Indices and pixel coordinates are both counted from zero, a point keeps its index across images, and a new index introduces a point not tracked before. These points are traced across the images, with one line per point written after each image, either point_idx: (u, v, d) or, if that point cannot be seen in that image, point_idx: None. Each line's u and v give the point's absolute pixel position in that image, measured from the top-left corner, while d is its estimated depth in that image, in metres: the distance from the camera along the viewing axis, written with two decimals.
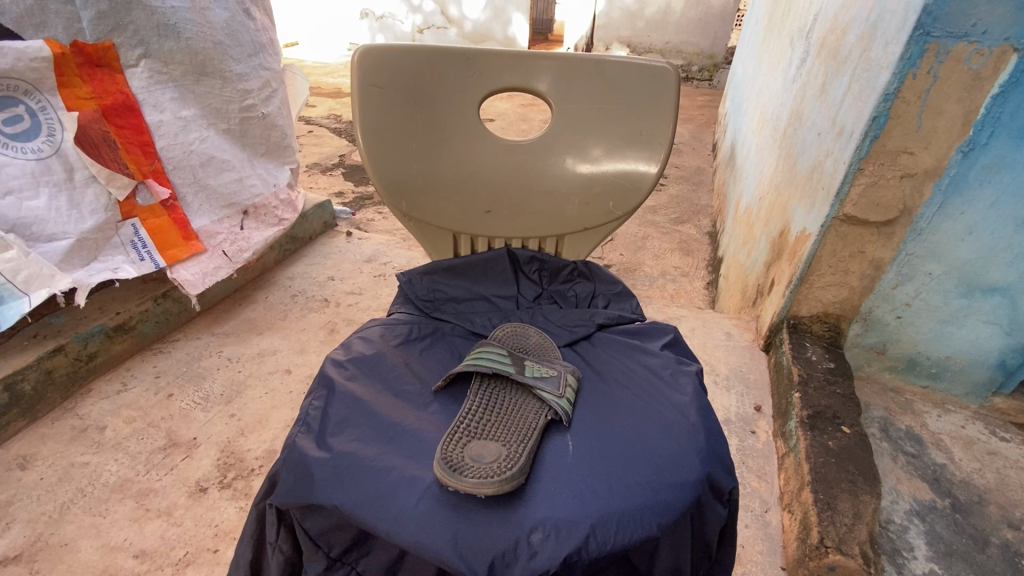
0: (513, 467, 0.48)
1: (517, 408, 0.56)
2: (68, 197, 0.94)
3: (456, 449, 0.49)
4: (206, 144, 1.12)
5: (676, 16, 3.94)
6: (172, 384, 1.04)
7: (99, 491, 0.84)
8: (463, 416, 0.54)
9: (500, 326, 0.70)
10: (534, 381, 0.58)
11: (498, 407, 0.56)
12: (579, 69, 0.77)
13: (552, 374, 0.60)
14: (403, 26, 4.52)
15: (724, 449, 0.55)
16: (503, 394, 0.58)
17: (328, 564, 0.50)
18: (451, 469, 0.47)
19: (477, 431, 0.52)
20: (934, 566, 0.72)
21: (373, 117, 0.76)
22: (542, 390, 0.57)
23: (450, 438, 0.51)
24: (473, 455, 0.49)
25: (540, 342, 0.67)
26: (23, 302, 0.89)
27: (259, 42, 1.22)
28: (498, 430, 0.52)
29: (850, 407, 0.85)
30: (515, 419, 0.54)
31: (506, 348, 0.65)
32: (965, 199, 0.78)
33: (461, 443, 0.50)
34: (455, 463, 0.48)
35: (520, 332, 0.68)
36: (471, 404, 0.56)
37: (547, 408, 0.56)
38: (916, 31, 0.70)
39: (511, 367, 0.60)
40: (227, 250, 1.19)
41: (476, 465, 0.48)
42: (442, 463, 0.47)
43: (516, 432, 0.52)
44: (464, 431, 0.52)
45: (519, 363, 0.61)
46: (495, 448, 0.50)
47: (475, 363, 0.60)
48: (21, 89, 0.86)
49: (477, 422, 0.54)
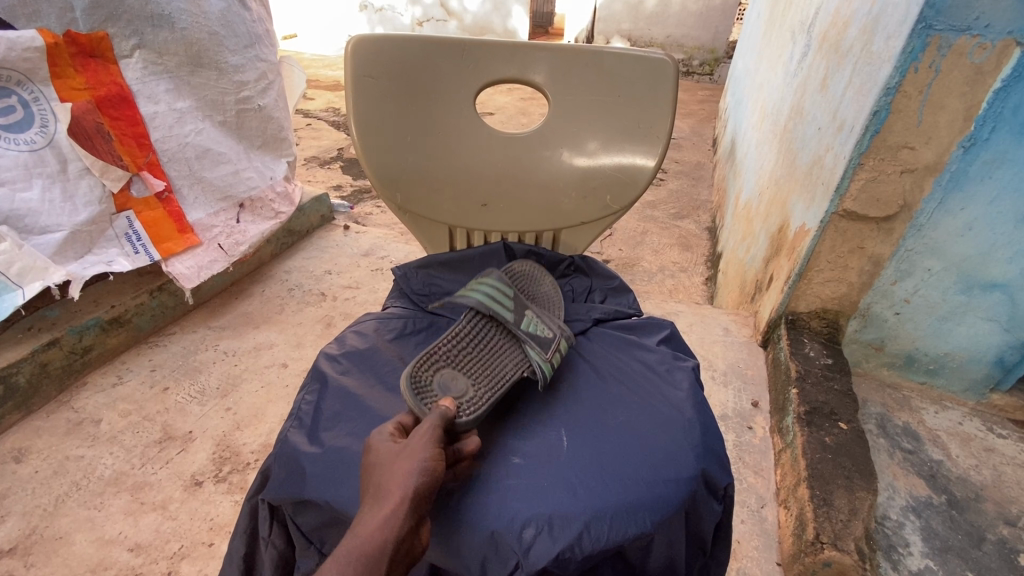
0: (470, 413, 0.50)
1: (504, 353, 0.57)
2: (62, 188, 0.93)
3: (427, 372, 0.52)
4: (201, 136, 1.10)
5: (675, 9, 3.91)
6: (168, 377, 1.04)
7: (94, 484, 0.84)
8: (445, 338, 0.56)
9: (518, 260, 0.70)
10: (527, 337, 0.59)
11: (482, 342, 0.58)
12: (577, 60, 0.76)
13: (546, 336, 0.60)
14: (402, 18, 4.48)
15: (719, 445, 0.55)
16: (491, 331, 0.59)
17: (320, 561, 0.50)
18: (414, 392, 0.50)
19: (455, 360, 0.55)
20: (929, 562, 0.72)
21: (369, 108, 0.75)
22: (534, 346, 0.58)
23: (424, 357, 0.54)
24: (439, 384, 0.52)
25: (546, 301, 0.68)
26: (18, 295, 0.88)
27: (255, 32, 1.20)
28: (472, 366, 0.55)
29: (847, 403, 0.85)
30: (495, 361, 0.56)
31: (514, 289, 0.65)
32: (965, 194, 0.77)
33: (430, 367, 0.53)
34: (419, 385, 0.51)
35: (534, 280, 0.69)
36: (459, 329, 0.58)
37: (531, 365, 0.57)
38: (918, 23, 0.69)
39: (509, 314, 0.60)
40: (223, 243, 1.17)
41: (439, 394, 0.51)
42: (409, 382, 0.50)
43: (489, 374, 0.55)
44: (441, 355, 0.54)
45: (520, 311, 0.62)
46: (461, 385, 0.52)
47: (479, 295, 0.60)
48: (14, 79, 0.86)
49: (456, 349, 0.56)
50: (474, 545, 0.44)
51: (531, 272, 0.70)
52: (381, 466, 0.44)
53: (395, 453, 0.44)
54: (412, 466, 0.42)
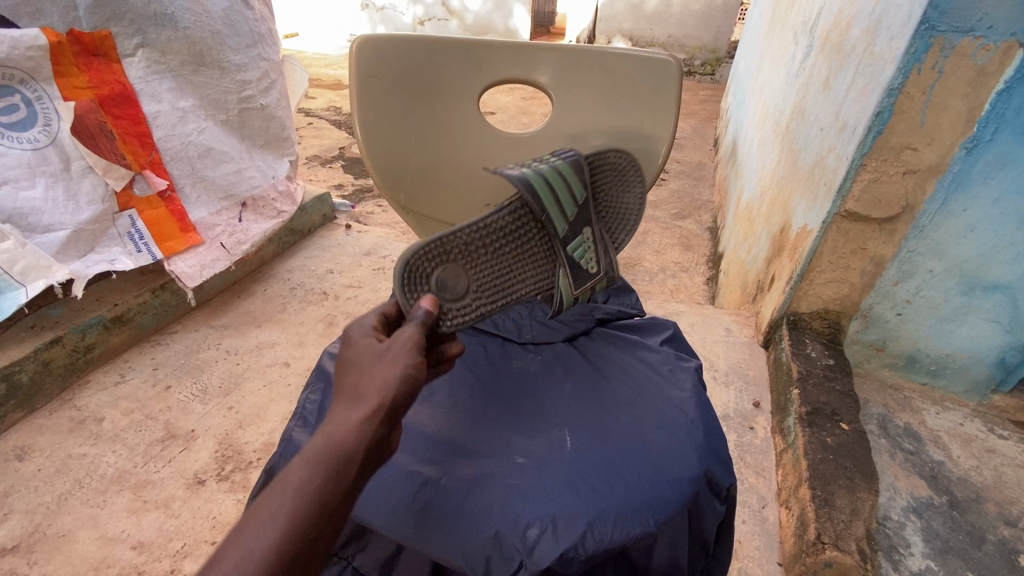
0: (454, 322, 0.51)
1: (522, 262, 0.56)
2: (65, 187, 0.93)
3: (433, 262, 0.50)
4: (204, 135, 1.10)
5: (677, 9, 3.91)
6: (170, 376, 1.04)
7: (97, 482, 0.84)
8: (470, 228, 0.52)
9: (618, 150, 0.59)
10: (567, 262, 0.58)
11: (507, 242, 0.55)
12: (580, 60, 0.76)
13: (588, 268, 0.60)
14: (404, 17, 4.48)
15: (722, 445, 0.55)
16: (528, 230, 0.56)
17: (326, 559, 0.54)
18: (407, 284, 0.49)
19: (466, 258, 0.52)
20: (930, 563, 0.72)
21: (372, 106, 0.75)
22: (564, 271, 0.58)
23: (435, 244, 0.50)
24: (438, 280, 0.50)
25: (623, 212, 0.62)
26: (20, 294, 0.88)
27: (258, 31, 1.20)
28: (481, 268, 0.53)
29: (849, 404, 0.85)
30: (507, 270, 0.55)
31: (589, 189, 0.58)
32: (968, 196, 0.77)
33: (436, 259, 0.50)
34: (413, 275, 0.49)
35: (621, 186, 0.61)
36: (493, 219, 0.53)
37: (554, 281, 0.58)
38: (921, 25, 0.69)
39: (563, 223, 0.56)
40: (225, 242, 1.17)
41: (433, 289, 0.50)
42: (405, 271, 0.48)
43: (495, 284, 0.54)
44: (454, 246, 0.51)
45: (580, 224, 0.58)
46: (459, 286, 0.51)
47: (545, 188, 0.53)
48: (18, 78, 0.87)
49: (476, 243, 0.53)
50: (479, 543, 0.45)
51: (624, 174, 0.60)
52: (362, 365, 0.43)
53: (378, 355, 0.43)
54: (394, 372, 0.42)
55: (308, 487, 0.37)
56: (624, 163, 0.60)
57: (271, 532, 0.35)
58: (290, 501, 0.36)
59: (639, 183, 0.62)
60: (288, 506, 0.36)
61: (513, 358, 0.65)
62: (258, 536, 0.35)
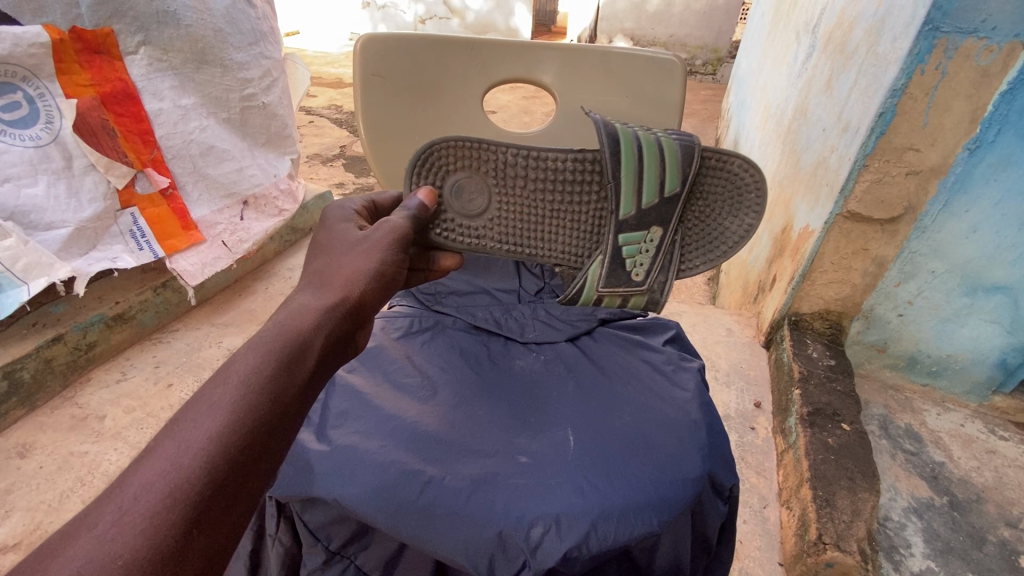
0: (444, 237, 0.63)
1: (553, 214, 0.63)
2: (67, 185, 0.93)
3: (458, 165, 0.61)
4: (206, 133, 1.10)
5: (678, 8, 3.90)
6: (172, 374, 1.04)
7: (99, 480, 0.84)
8: (511, 151, 0.60)
9: (745, 163, 0.59)
10: (615, 249, 0.63)
11: (550, 186, 0.62)
12: (584, 59, 0.76)
13: (636, 276, 0.63)
14: (405, 15, 4.47)
15: (725, 447, 0.56)
16: (590, 187, 0.61)
17: (328, 557, 0.54)
18: (420, 172, 0.61)
19: (495, 180, 0.62)
20: (931, 563, 0.72)
21: (379, 105, 0.76)
22: (598, 260, 0.64)
23: (472, 152, 0.61)
24: (455, 183, 0.62)
25: (719, 234, 0.62)
26: (22, 290, 0.90)
27: (260, 29, 1.20)
28: (507, 197, 0.62)
29: (850, 404, 0.85)
30: (530, 215, 0.63)
31: (680, 188, 0.60)
32: (970, 197, 0.77)
33: (463, 165, 0.61)
34: (435, 167, 0.61)
35: (728, 207, 0.61)
36: (552, 157, 0.60)
37: (585, 259, 0.64)
38: (925, 25, 0.69)
39: (633, 206, 0.61)
40: (227, 241, 1.18)
41: (447, 190, 0.62)
42: (426, 159, 0.60)
43: (504, 220, 0.63)
44: (488, 163, 0.61)
45: (652, 219, 0.61)
46: (471, 196, 0.62)
47: (631, 154, 0.59)
48: (20, 75, 0.86)
49: (513, 172, 0.61)
50: (483, 542, 0.46)
51: (739, 194, 0.60)
52: (340, 255, 0.56)
53: (349, 249, 0.57)
54: (362, 267, 0.53)
55: (254, 375, 0.44)
56: (746, 181, 0.59)
57: (210, 424, 0.41)
58: (235, 389, 0.43)
59: (752, 211, 0.60)
60: (227, 400, 0.42)
61: (516, 358, 0.65)
62: (198, 427, 0.41)
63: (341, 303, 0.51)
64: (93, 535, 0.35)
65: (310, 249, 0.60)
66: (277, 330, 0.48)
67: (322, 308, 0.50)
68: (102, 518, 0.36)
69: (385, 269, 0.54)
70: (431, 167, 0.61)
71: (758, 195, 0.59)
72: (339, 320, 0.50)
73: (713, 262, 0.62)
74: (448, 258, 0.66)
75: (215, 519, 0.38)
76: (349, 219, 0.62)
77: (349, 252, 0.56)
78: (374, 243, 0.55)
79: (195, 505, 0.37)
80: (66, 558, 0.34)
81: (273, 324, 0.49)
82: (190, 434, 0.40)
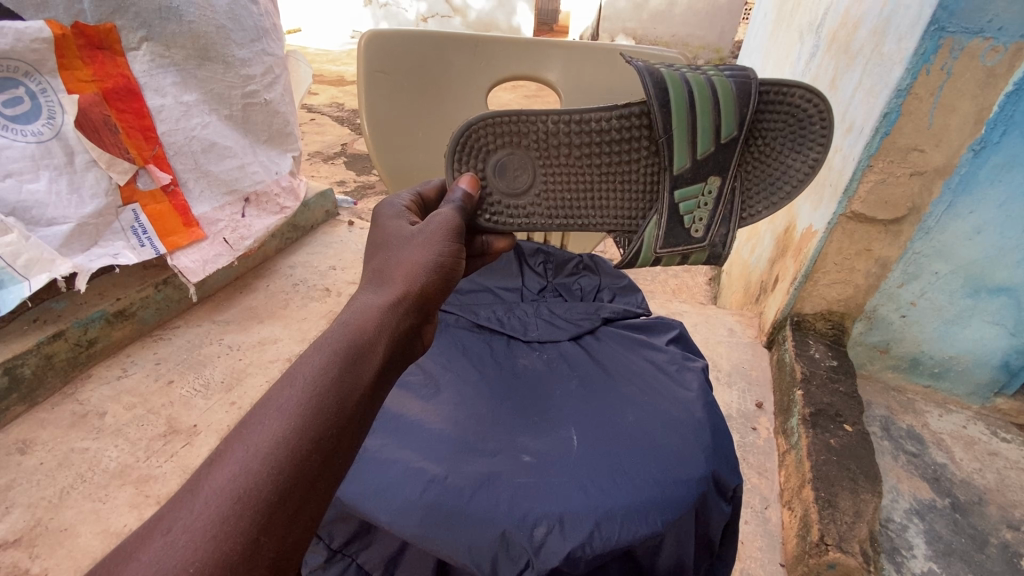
0: (490, 219, 0.63)
1: (602, 178, 0.64)
2: (69, 180, 0.93)
3: (496, 139, 0.62)
4: (207, 130, 1.10)
5: (680, 9, 3.89)
6: (173, 371, 1.04)
7: (99, 476, 0.84)
8: (552, 118, 0.60)
9: (806, 91, 0.59)
10: (672, 208, 0.63)
11: (596, 149, 0.62)
12: (590, 55, 0.77)
13: (695, 228, 0.65)
14: (407, 13, 4.46)
15: (729, 448, 0.55)
16: (640, 143, 0.62)
17: (330, 555, 0.55)
18: (459, 149, 0.61)
19: (537, 152, 0.62)
20: (933, 565, 0.72)
21: (382, 103, 0.76)
22: (654, 220, 0.64)
23: (511, 126, 0.61)
24: (498, 162, 0.62)
25: (783, 173, 0.62)
26: (24, 286, 0.89)
27: (262, 26, 1.19)
28: (551, 165, 0.63)
29: (852, 405, 0.85)
30: (578, 182, 0.64)
31: (738, 128, 0.59)
32: (974, 198, 0.77)
33: (503, 139, 0.62)
34: (471, 147, 0.62)
35: (790, 141, 0.61)
36: (597, 117, 0.61)
37: (640, 221, 0.65)
38: (931, 25, 0.69)
39: (687, 158, 0.61)
40: (228, 238, 1.18)
41: (486, 170, 0.63)
42: (462, 136, 0.61)
43: (552, 191, 0.64)
44: (529, 131, 0.61)
45: (709, 169, 0.62)
46: (513, 173, 0.63)
47: (682, 104, 0.59)
48: (21, 70, 0.86)
49: (557, 138, 0.62)
50: (485, 542, 0.45)
51: (801, 126, 0.60)
52: (399, 249, 0.55)
53: (410, 240, 0.55)
54: (427, 260, 0.53)
55: (321, 379, 0.42)
56: (809, 112, 0.59)
57: (276, 426, 0.39)
58: (298, 394, 0.41)
59: (816, 143, 0.60)
60: (293, 401, 0.40)
61: (518, 357, 0.65)
62: (265, 430, 0.39)
63: (404, 298, 0.50)
64: (164, 541, 0.34)
65: (367, 248, 0.59)
66: (344, 327, 0.46)
67: (386, 303, 0.49)
68: (172, 526, 0.35)
69: (443, 261, 0.53)
70: (471, 150, 0.62)
71: (822, 126, 0.59)
72: (404, 314, 0.49)
73: (778, 204, 0.63)
74: (500, 241, 0.67)
75: (282, 528, 0.36)
76: (400, 215, 0.61)
77: (406, 247, 0.54)
78: (431, 234, 0.55)
79: (262, 514, 0.36)
80: (135, 569, 0.33)
81: (339, 323, 0.47)
82: (257, 438, 0.38)
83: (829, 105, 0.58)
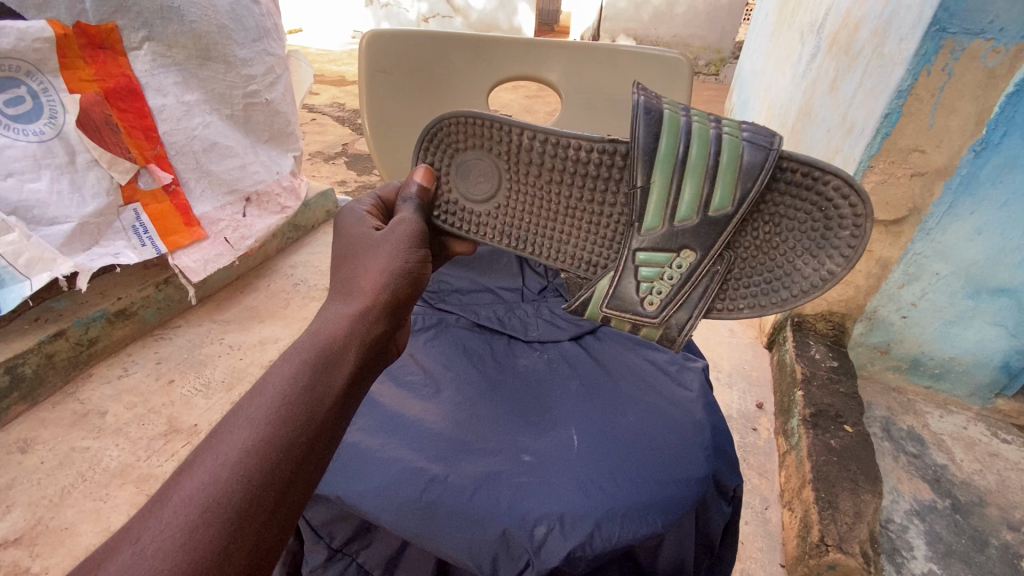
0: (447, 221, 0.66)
1: (568, 214, 0.61)
2: (70, 180, 0.93)
3: (467, 144, 0.62)
4: (209, 129, 1.10)
5: (682, 9, 3.89)
6: (174, 370, 1.04)
7: (100, 475, 0.84)
8: (528, 135, 0.58)
9: (845, 187, 0.50)
10: (632, 269, 0.59)
11: (571, 180, 0.59)
12: (590, 57, 0.77)
13: (653, 299, 0.59)
14: (408, 14, 4.46)
15: (729, 446, 0.56)
16: (619, 181, 0.58)
17: (330, 555, 0.54)
18: (428, 140, 0.63)
19: (506, 163, 0.61)
20: (933, 566, 0.72)
21: (383, 103, 0.77)
22: (611, 274, 0.60)
23: (484, 132, 0.60)
24: (463, 162, 0.64)
25: (788, 272, 0.55)
26: (23, 286, 0.90)
27: (264, 26, 1.20)
28: (516, 188, 0.62)
29: (853, 406, 0.84)
30: (541, 210, 0.62)
31: (734, 203, 0.53)
32: (975, 199, 0.77)
33: (471, 142, 0.62)
34: (437, 142, 0.63)
35: (810, 239, 0.53)
36: (577, 146, 0.57)
37: (600, 269, 0.62)
38: (932, 26, 0.69)
39: (661, 220, 0.56)
40: (228, 237, 1.18)
41: (450, 171, 0.65)
42: (432, 130, 0.63)
43: (511, 209, 0.63)
44: (501, 148, 0.61)
45: (686, 238, 0.56)
46: (473, 181, 0.64)
47: (672, 149, 0.54)
48: (23, 69, 0.86)
49: (528, 161, 0.60)
50: (485, 542, 0.46)
51: (826, 225, 0.52)
52: (366, 260, 0.56)
53: (376, 250, 0.56)
54: (395, 268, 0.54)
55: (288, 383, 0.44)
56: (841, 210, 0.51)
57: (246, 435, 0.41)
58: (269, 403, 0.43)
59: (837, 251, 0.52)
60: (260, 412, 0.42)
61: (519, 357, 0.65)
62: (235, 439, 0.40)
63: (373, 306, 0.52)
64: (133, 550, 0.35)
65: (333, 260, 0.59)
66: (313, 337, 0.48)
67: (356, 314, 0.51)
68: (141, 535, 0.36)
69: (410, 267, 0.55)
70: (440, 144, 0.64)
71: (851, 232, 0.51)
72: (373, 322, 0.51)
73: (766, 305, 0.56)
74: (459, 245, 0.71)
75: (255, 534, 0.38)
76: (364, 222, 0.61)
77: (372, 255, 0.56)
78: (397, 241, 0.56)
79: (231, 521, 0.37)
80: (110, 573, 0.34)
81: (309, 333, 0.49)
82: (226, 447, 0.40)
83: (867, 210, 0.49)
